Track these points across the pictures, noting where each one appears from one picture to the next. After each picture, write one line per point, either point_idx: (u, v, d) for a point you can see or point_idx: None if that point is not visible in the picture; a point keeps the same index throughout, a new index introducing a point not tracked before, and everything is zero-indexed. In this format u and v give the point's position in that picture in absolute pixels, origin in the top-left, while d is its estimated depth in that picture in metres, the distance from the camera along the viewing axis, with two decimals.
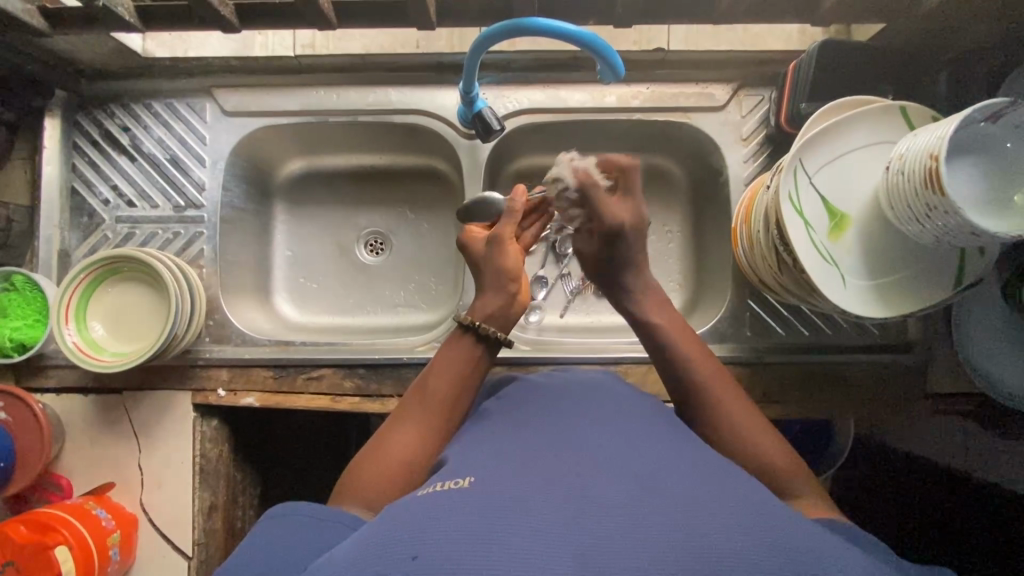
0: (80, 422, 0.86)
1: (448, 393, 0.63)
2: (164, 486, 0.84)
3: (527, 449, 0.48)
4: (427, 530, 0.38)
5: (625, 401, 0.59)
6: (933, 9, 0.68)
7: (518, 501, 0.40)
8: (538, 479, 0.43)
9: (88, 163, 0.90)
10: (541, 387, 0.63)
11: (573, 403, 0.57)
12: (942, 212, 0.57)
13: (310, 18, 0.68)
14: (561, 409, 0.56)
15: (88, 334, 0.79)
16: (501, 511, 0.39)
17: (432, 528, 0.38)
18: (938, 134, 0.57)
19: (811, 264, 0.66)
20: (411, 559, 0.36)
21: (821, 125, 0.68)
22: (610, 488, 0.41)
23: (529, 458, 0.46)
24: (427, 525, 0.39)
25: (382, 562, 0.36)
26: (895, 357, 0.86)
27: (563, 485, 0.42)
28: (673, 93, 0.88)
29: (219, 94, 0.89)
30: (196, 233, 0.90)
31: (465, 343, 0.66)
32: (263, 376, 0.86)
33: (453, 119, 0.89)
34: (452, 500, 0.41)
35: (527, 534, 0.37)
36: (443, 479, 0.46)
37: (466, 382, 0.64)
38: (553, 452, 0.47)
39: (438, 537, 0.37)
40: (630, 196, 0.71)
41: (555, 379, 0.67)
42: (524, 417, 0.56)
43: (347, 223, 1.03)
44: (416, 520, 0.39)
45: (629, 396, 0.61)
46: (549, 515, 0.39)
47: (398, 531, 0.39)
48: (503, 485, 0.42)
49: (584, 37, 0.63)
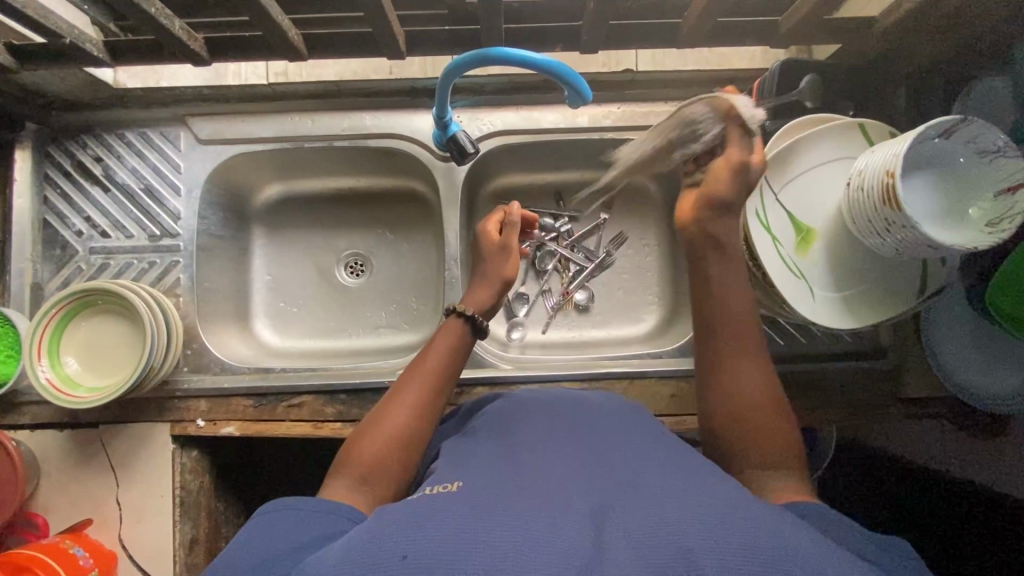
0: (56, 458, 0.84)
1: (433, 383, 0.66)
2: (144, 521, 0.83)
3: (514, 465, 0.49)
4: (418, 536, 0.39)
5: (606, 415, 0.60)
6: (886, 29, 0.71)
7: (502, 514, 0.41)
8: (521, 490, 0.45)
9: (61, 195, 0.89)
10: (525, 402, 0.65)
11: (559, 420, 0.59)
12: (900, 226, 0.59)
13: (281, 50, 0.69)
14: (541, 428, 0.57)
15: (61, 370, 0.78)
16: (484, 522, 0.40)
17: (420, 530, 0.39)
18: (892, 152, 0.59)
19: (779, 278, 0.68)
20: (401, 558, 0.37)
21: (785, 143, 0.70)
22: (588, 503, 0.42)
23: (510, 476, 0.47)
24: (414, 528, 0.40)
25: (372, 561, 0.38)
26: (868, 363, 0.88)
27: (544, 502, 0.43)
28: (644, 112, 0.90)
29: (193, 122, 0.89)
30: (172, 262, 0.89)
31: (457, 330, 0.71)
32: (242, 405, 0.85)
33: (428, 142, 0.90)
34: (440, 509, 0.42)
35: (511, 541, 0.38)
36: (435, 483, 0.49)
37: (451, 373, 0.68)
38: (537, 469, 0.48)
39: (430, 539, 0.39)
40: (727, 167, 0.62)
41: (539, 394, 0.68)
42: (507, 434, 0.57)
43: (326, 246, 1.03)
44: (404, 523, 0.41)
45: (610, 411, 0.62)
46: (530, 524, 0.40)
47: (386, 534, 0.40)
48: (490, 496, 0.44)
49: (551, 65, 0.64)
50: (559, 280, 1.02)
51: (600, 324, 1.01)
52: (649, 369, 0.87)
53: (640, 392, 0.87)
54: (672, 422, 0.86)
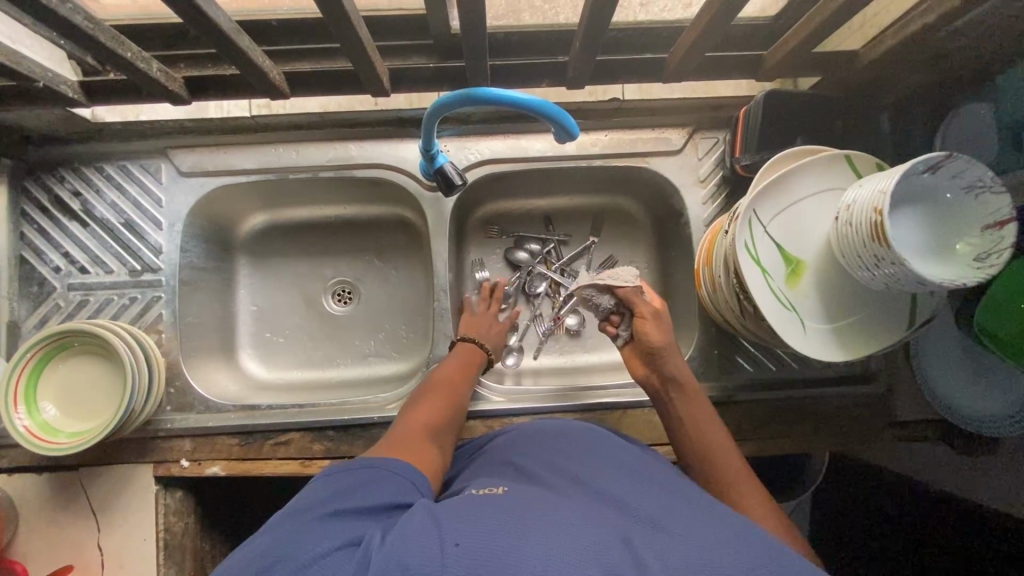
0: (35, 503, 0.82)
1: (453, 389, 0.77)
2: (126, 567, 0.80)
3: (548, 486, 0.54)
4: (452, 540, 0.42)
5: (618, 446, 0.62)
6: (870, 61, 0.71)
7: (525, 527, 0.44)
8: (559, 502, 0.49)
9: (38, 231, 0.87)
10: (538, 430, 0.67)
11: (585, 445, 0.62)
12: (889, 262, 0.59)
13: (263, 88, 0.68)
14: (548, 465, 0.58)
15: (40, 416, 0.75)
16: (509, 529, 0.43)
17: (469, 526, 0.43)
18: (881, 187, 0.59)
19: (770, 310, 0.67)
20: (453, 545, 0.41)
21: (773, 174, 0.70)
22: (600, 535, 0.44)
23: (528, 499, 0.49)
24: (468, 520, 0.44)
25: (424, 547, 0.41)
26: (859, 388, 0.88)
27: (562, 523, 0.45)
28: (631, 139, 0.89)
29: (174, 154, 0.88)
30: (154, 297, 0.87)
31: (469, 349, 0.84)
32: (228, 444, 0.83)
33: (415, 172, 0.89)
34: (470, 519, 0.45)
35: (537, 546, 0.41)
36: (481, 487, 0.55)
37: (468, 382, 0.80)
38: (571, 492, 0.52)
39: (463, 542, 0.42)
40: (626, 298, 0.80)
41: (539, 426, 0.69)
42: (521, 469, 0.58)
43: (313, 274, 1.02)
44: (455, 519, 0.45)
45: (626, 443, 0.65)
46: (549, 538, 0.42)
47: (437, 527, 0.44)
48: (530, 505, 0.48)
49: (536, 105, 0.63)
50: (551, 305, 1.01)
51: (592, 349, 1.01)
52: (642, 399, 0.86)
53: (633, 422, 0.86)
54: (666, 450, 0.85)
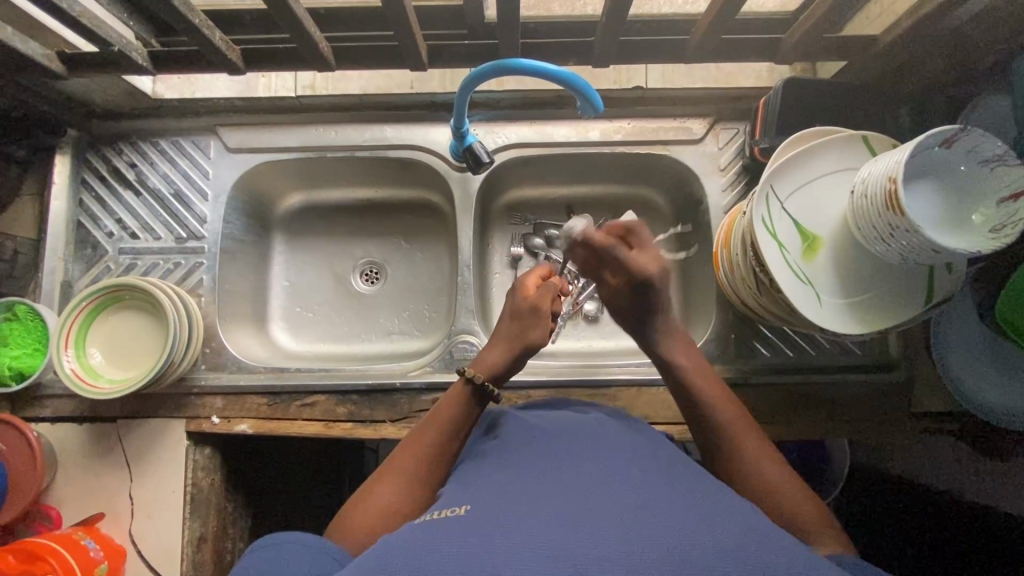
0: (73, 451, 0.86)
1: (437, 441, 0.65)
2: (155, 517, 0.84)
3: (522, 473, 0.52)
4: (409, 556, 0.40)
5: (611, 433, 0.62)
6: (886, 46, 0.74)
7: (499, 521, 0.43)
8: (528, 496, 0.47)
9: (95, 198, 0.94)
10: (527, 420, 0.66)
11: (565, 434, 0.61)
12: (904, 231, 0.60)
13: (312, 60, 0.75)
14: (539, 447, 0.58)
15: (86, 360, 0.82)
16: (480, 527, 0.42)
17: (423, 556, 0.40)
18: (895, 160, 0.61)
19: (785, 282, 0.69)
20: None
21: (792, 151, 0.72)
22: (583, 510, 0.44)
23: (508, 487, 0.49)
24: (420, 550, 0.41)
25: None
26: (880, 376, 0.88)
27: (541, 509, 0.44)
28: (652, 127, 0.93)
29: (222, 132, 0.94)
30: (196, 263, 0.93)
31: (461, 393, 0.69)
32: (257, 403, 0.87)
33: (444, 153, 0.94)
34: (440, 529, 0.43)
35: (506, 543, 0.40)
36: (443, 507, 0.49)
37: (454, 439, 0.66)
38: (548, 475, 0.51)
39: (419, 558, 0.40)
40: (647, 247, 0.69)
41: (539, 415, 0.69)
42: (512, 451, 0.58)
43: (343, 254, 1.06)
44: (410, 550, 0.41)
45: (626, 432, 0.64)
46: (523, 527, 0.42)
47: (390, 560, 0.40)
48: (495, 510, 0.45)
49: (565, 76, 0.68)
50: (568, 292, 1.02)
51: (609, 336, 1.02)
52: (658, 378, 0.88)
53: (648, 400, 0.88)
54: (680, 430, 0.86)
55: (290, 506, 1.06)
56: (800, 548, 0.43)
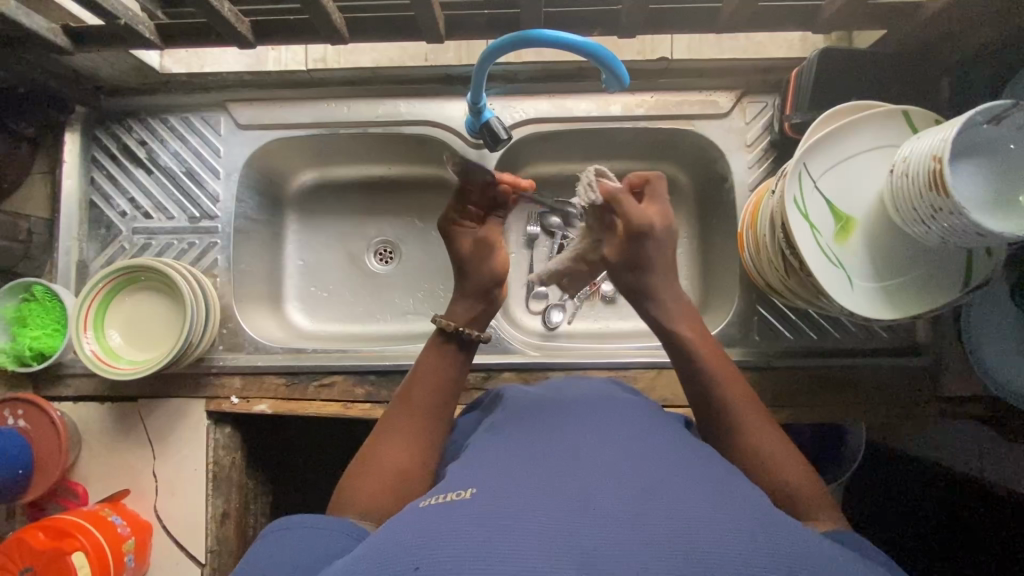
0: (96, 429, 0.87)
1: (437, 397, 0.65)
2: (178, 494, 0.85)
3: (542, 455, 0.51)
4: (432, 539, 0.39)
5: (629, 412, 0.61)
6: (932, 15, 0.69)
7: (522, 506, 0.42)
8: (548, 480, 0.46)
9: (107, 176, 0.93)
10: (545, 402, 0.65)
11: (583, 414, 0.60)
12: (947, 213, 0.57)
13: (325, 32, 0.72)
14: (559, 427, 0.57)
15: (104, 341, 0.82)
16: (501, 509, 0.41)
17: (439, 539, 0.39)
18: (941, 137, 0.57)
19: (817, 266, 0.67)
20: (415, 569, 0.37)
21: (827, 128, 0.69)
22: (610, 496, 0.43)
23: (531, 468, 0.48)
24: (434, 534, 0.40)
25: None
26: (906, 360, 0.86)
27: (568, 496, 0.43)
28: (676, 101, 0.89)
29: (233, 108, 0.92)
30: (210, 243, 0.92)
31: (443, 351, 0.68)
32: (275, 383, 0.87)
33: (460, 129, 0.91)
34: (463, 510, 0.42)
35: (536, 526, 0.39)
36: (450, 488, 0.47)
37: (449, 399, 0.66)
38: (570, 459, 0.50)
39: (443, 541, 0.39)
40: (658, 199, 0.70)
41: (560, 394, 0.69)
42: (528, 430, 0.57)
43: (357, 232, 1.04)
44: (425, 532, 0.40)
45: (644, 413, 0.62)
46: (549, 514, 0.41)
47: (405, 543, 0.39)
48: (511, 492, 0.44)
49: (590, 47, 0.65)
50: None
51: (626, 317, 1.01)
52: None
53: (666, 383, 0.87)
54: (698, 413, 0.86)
55: (308, 483, 1.09)
56: (827, 547, 0.42)
